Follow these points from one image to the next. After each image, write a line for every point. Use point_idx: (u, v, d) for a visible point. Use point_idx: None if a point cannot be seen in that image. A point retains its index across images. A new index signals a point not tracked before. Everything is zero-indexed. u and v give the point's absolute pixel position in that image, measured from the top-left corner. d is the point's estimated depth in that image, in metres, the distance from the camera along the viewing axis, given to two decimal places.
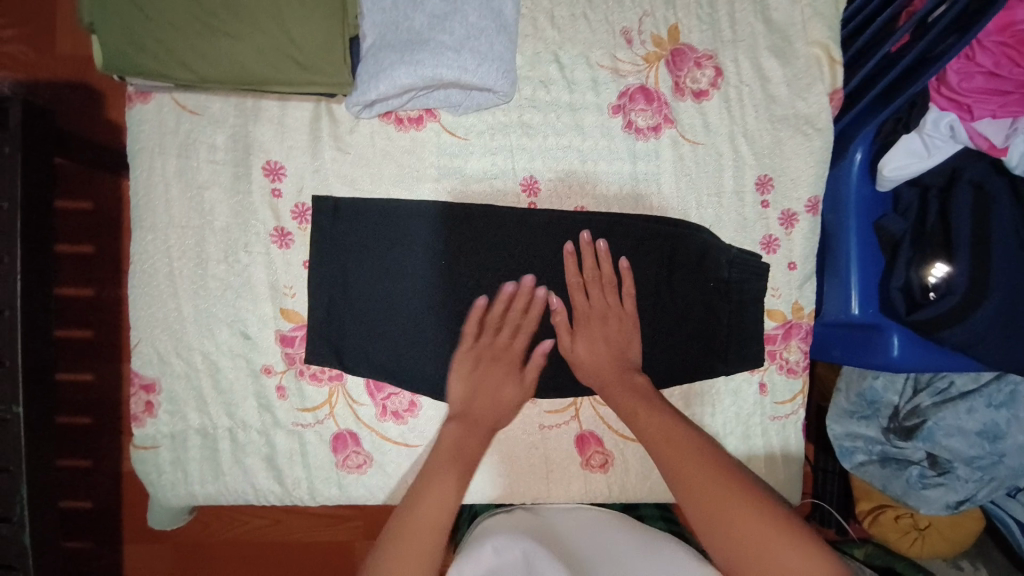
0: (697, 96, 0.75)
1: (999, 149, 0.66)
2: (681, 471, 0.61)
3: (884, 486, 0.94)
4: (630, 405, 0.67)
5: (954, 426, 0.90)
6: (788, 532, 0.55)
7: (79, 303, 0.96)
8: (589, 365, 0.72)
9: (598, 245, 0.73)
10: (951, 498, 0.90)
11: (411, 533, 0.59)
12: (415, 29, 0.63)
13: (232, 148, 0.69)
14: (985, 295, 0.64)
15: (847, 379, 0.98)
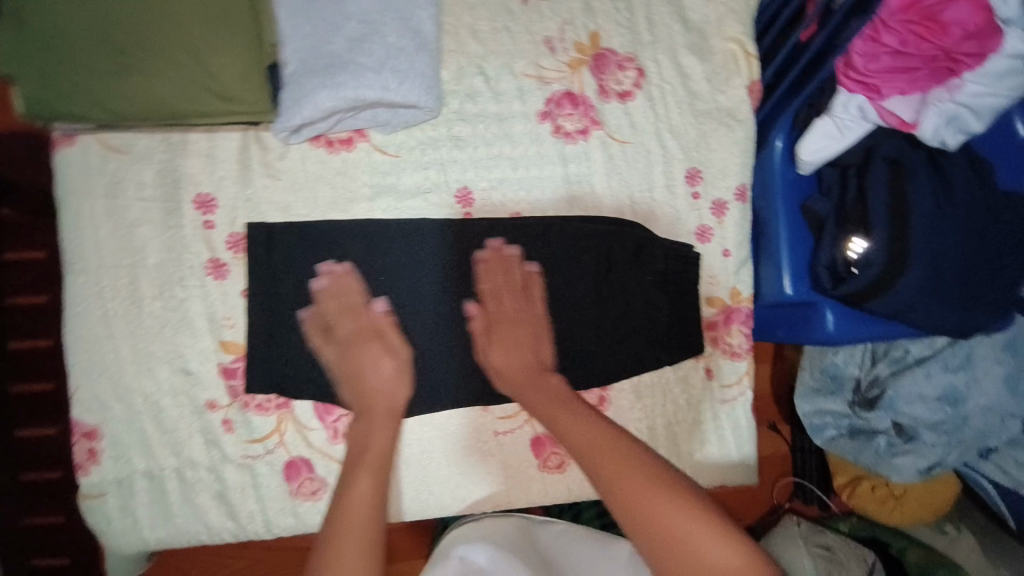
0: (621, 96, 0.77)
1: (909, 124, 0.68)
2: (606, 468, 0.58)
3: (856, 458, 1.00)
4: (549, 410, 0.65)
5: (914, 394, 0.95)
6: (717, 526, 0.53)
7: (30, 354, 0.89)
8: (505, 370, 0.70)
9: (508, 252, 0.73)
10: (921, 464, 0.95)
11: (354, 523, 0.55)
12: (335, 52, 0.63)
13: (161, 184, 0.69)
14: (904, 267, 0.67)
15: (811, 357, 1.04)
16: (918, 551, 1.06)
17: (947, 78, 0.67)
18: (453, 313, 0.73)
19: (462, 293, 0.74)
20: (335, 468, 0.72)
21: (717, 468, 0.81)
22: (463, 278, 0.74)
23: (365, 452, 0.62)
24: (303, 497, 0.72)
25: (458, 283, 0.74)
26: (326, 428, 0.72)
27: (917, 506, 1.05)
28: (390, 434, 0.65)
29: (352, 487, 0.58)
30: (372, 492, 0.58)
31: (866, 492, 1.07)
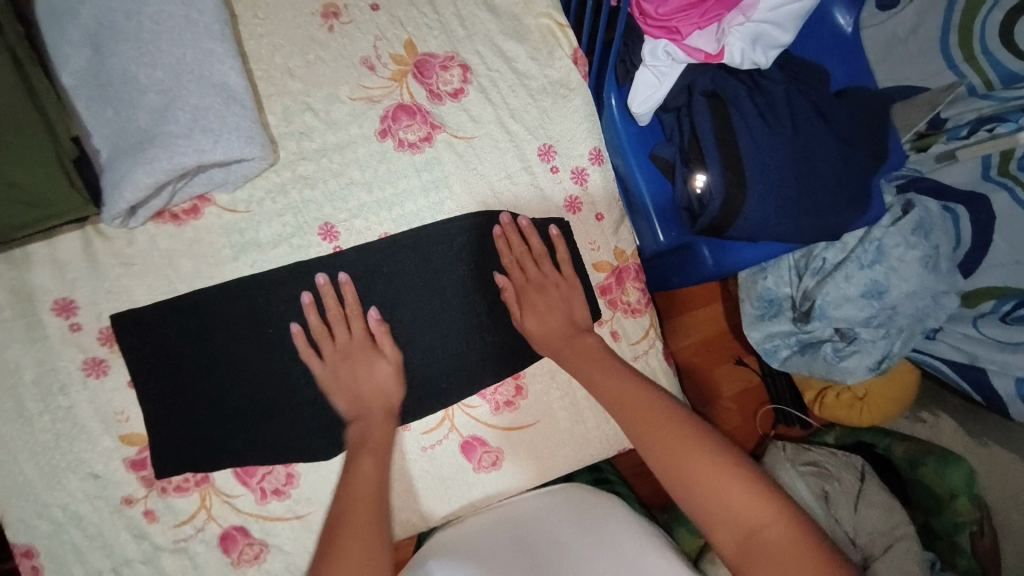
0: (454, 95, 0.78)
1: (715, 55, 0.72)
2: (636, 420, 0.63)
3: (810, 371, 1.06)
4: (583, 371, 0.71)
5: (840, 297, 0.99)
6: (717, 448, 0.58)
7: None
8: (539, 334, 0.75)
9: (520, 222, 0.77)
10: (869, 359, 1.01)
11: (357, 508, 0.63)
12: (142, 129, 0.64)
13: (15, 301, 0.67)
14: (745, 190, 0.70)
15: (746, 289, 1.12)
16: (901, 444, 1.07)
17: (738, 1, 0.70)
18: (344, 344, 0.71)
19: (343, 320, 0.72)
20: (270, 527, 0.72)
21: None
22: (333, 313, 0.72)
23: (365, 443, 0.69)
24: (247, 564, 0.71)
25: (330, 321, 0.72)
26: (253, 491, 0.72)
27: (882, 402, 1.07)
28: (389, 428, 0.70)
29: (355, 476, 0.66)
30: (375, 480, 0.66)
31: (833, 399, 1.10)
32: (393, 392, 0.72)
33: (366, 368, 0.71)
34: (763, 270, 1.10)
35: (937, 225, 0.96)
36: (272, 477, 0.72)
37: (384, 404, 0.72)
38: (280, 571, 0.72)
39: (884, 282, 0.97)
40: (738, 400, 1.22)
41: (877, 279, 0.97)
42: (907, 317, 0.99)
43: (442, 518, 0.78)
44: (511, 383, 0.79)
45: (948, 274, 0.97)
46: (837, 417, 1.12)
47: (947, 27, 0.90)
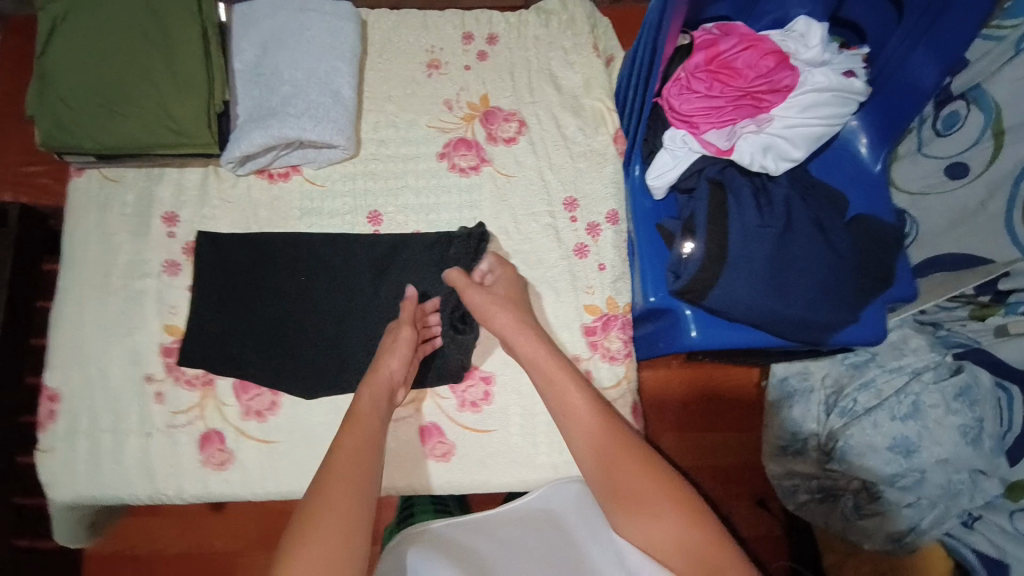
0: (507, 142, 0.96)
1: (725, 150, 0.82)
2: (650, 501, 0.63)
3: (826, 523, 1.08)
4: (569, 407, 0.72)
5: (866, 443, 1.02)
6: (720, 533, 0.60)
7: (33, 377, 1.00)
8: (527, 351, 0.77)
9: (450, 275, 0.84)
10: (892, 527, 1.00)
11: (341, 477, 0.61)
12: (271, 106, 0.86)
13: (139, 204, 0.89)
14: (723, 266, 0.77)
15: (770, 417, 1.18)
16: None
17: (755, 113, 0.82)
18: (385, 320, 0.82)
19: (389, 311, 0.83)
20: (242, 442, 0.84)
21: None
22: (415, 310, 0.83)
23: (360, 420, 0.69)
24: (211, 467, 0.83)
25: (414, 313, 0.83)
26: (240, 405, 0.84)
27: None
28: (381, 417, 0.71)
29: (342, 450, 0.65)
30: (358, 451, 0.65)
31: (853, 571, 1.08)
32: (393, 364, 0.77)
33: (388, 350, 0.78)
34: (790, 397, 1.14)
35: (983, 397, 0.94)
36: (259, 400, 0.85)
37: (390, 371, 0.77)
38: (235, 483, 0.82)
39: (915, 440, 0.98)
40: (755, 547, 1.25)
41: (908, 434, 0.99)
42: (940, 489, 0.96)
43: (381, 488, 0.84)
44: (480, 386, 0.87)
45: (992, 453, 0.93)
46: None
47: (1012, 204, 0.83)
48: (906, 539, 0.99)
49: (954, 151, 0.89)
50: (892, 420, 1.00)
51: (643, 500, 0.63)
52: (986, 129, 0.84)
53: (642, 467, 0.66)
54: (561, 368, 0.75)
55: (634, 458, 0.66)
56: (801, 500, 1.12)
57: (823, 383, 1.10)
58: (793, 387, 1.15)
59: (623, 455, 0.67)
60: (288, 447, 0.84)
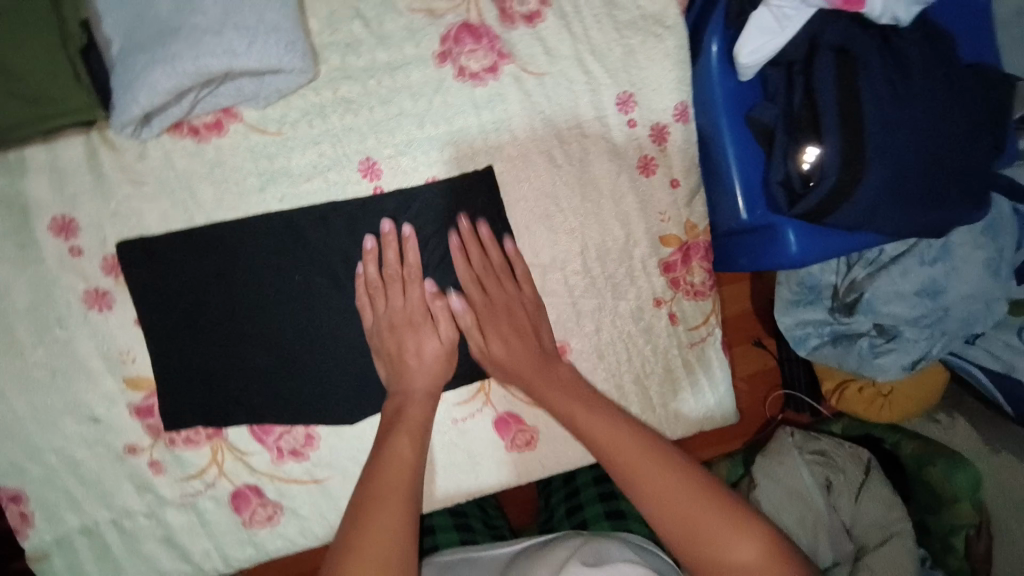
0: (528, 20, 0.66)
1: (854, 2, 0.60)
2: (633, 462, 0.55)
3: (838, 364, 0.88)
4: (561, 405, 0.61)
5: (892, 291, 0.81)
6: (721, 499, 0.52)
7: None
8: (477, 294, 0.65)
9: (478, 170, 0.66)
10: (906, 361, 0.84)
11: (388, 483, 0.53)
12: (163, 19, 0.53)
13: (6, 214, 0.58)
14: (862, 170, 0.60)
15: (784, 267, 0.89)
16: (912, 441, 0.92)
17: None
18: (396, 309, 0.63)
19: (401, 287, 0.64)
20: (286, 488, 0.66)
21: (697, 414, 0.76)
22: (392, 268, 0.64)
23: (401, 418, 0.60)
24: (258, 525, 0.66)
25: (386, 277, 0.64)
26: (268, 449, 0.65)
27: (907, 402, 0.92)
28: (431, 407, 0.62)
29: (389, 452, 0.56)
30: (411, 457, 0.56)
31: (853, 394, 0.94)
32: (430, 377, 0.63)
33: (415, 346, 0.63)
34: None
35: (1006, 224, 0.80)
36: (290, 437, 0.66)
37: (425, 386, 0.63)
38: (295, 535, 0.67)
39: (943, 281, 0.80)
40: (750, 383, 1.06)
41: (936, 277, 0.80)
42: (957, 323, 0.82)
43: (464, 493, 0.72)
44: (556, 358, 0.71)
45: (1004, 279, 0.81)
46: (852, 410, 0.95)
47: None
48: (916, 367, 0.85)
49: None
50: (920, 266, 0.80)
51: (637, 471, 0.54)
52: None
53: (642, 444, 0.56)
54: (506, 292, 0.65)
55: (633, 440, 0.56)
56: (812, 347, 0.89)
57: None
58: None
59: (613, 430, 0.57)
60: (343, 481, 0.67)
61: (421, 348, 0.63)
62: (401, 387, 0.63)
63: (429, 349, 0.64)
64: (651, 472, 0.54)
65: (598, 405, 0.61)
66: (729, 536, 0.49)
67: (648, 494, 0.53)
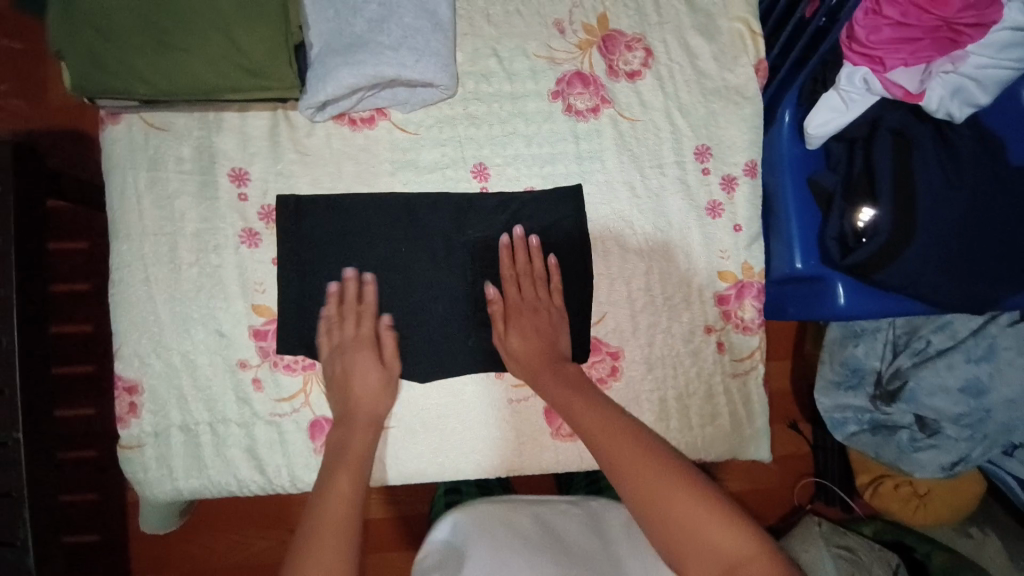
0: (630, 76, 0.80)
1: (914, 95, 0.70)
2: (624, 458, 0.63)
3: (877, 453, 1.01)
4: (562, 398, 0.70)
5: (936, 385, 0.95)
6: (702, 491, 0.59)
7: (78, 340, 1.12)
8: (521, 355, 0.74)
9: (530, 241, 0.77)
10: (944, 460, 0.97)
11: (331, 524, 0.60)
12: (356, 34, 0.68)
13: (198, 158, 0.74)
14: (909, 235, 0.70)
15: (829, 351, 1.04)
16: (942, 553, 1.10)
17: (950, 49, 0.69)
18: (349, 336, 0.73)
19: (356, 316, 0.74)
20: None
21: (730, 442, 0.82)
22: (350, 303, 0.74)
23: (343, 452, 0.68)
24: None
25: (343, 309, 0.74)
26: None
27: (942, 504, 1.10)
28: (369, 438, 0.70)
29: (328, 490, 0.63)
30: (347, 494, 0.63)
31: (889, 490, 1.12)
32: (378, 403, 0.72)
33: (376, 382, 0.73)
34: (855, 336, 1.02)
35: None
36: None
37: (370, 413, 0.72)
38: None
39: (985, 382, 0.94)
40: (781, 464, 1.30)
41: (979, 377, 0.94)
42: (998, 426, 0.95)
43: (505, 469, 0.79)
44: (608, 362, 0.79)
45: None
46: (889, 508, 1.13)
47: None
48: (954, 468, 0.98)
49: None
50: (966, 363, 0.94)
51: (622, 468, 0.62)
52: None
53: (633, 443, 0.64)
54: (536, 358, 0.73)
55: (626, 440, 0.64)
56: (851, 432, 1.02)
57: (892, 322, 1.01)
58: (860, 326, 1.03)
59: (603, 429, 0.66)
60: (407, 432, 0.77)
61: (365, 377, 0.72)
62: (347, 410, 0.71)
63: (373, 380, 0.72)
64: (636, 468, 0.62)
65: (593, 403, 0.69)
66: (711, 526, 0.57)
67: (635, 485, 0.61)
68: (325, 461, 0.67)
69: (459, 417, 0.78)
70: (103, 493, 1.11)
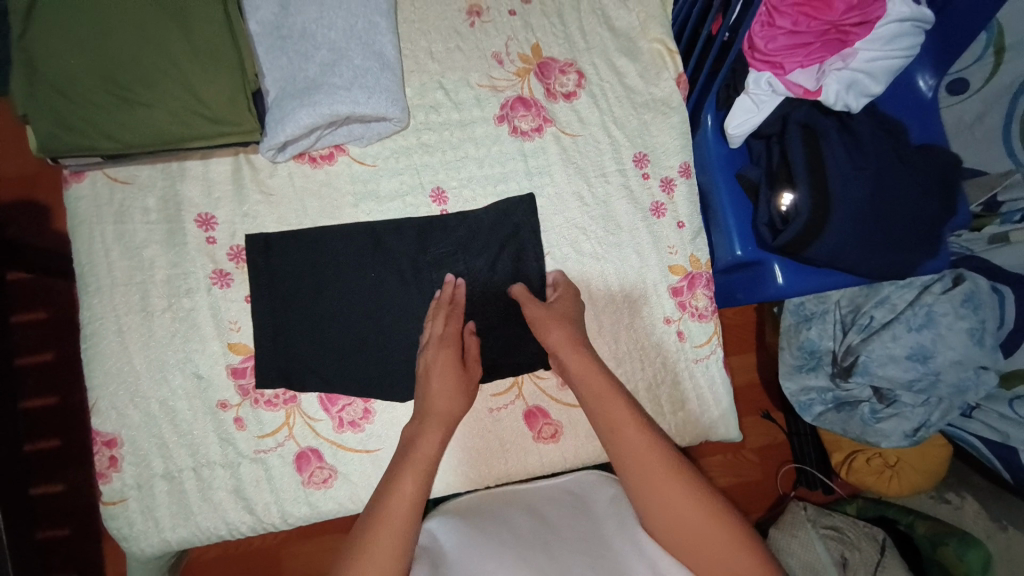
0: (567, 97, 0.87)
1: (813, 91, 0.80)
2: (668, 496, 0.61)
3: (844, 429, 1.09)
4: (611, 419, 0.66)
5: (885, 356, 1.01)
6: (746, 537, 0.59)
7: (43, 413, 1.11)
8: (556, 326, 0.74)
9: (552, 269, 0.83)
10: (906, 426, 1.04)
11: (389, 526, 0.60)
12: (310, 77, 0.73)
13: (164, 208, 0.76)
14: (828, 212, 0.78)
15: (787, 336, 1.13)
16: (924, 522, 1.16)
17: (840, 48, 0.79)
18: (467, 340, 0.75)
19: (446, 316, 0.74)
20: (343, 456, 0.77)
21: (701, 425, 0.87)
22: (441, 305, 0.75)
23: (413, 454, 0.66)
24: (315, 486, 0.76)
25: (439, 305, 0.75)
26: (331, 419, 0.77)
27: (914, 474, 1.16)
28: (436, 442, 0.68)
29: (395, 489, 0.63)
30: (411, 494, 0.62)
31: (863, 464, 1.19)
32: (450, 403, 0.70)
33: (443, 391, 0.70)
34: (806, 320, 1.11)
35: (985, 299, 0.98)
36: (351, 409, 0.78)
37: (444, 411, 0.70)
38: (345, 498, 0.77)
39: (930, 347, 0.99)
40: (761, 455, 1.37)
41: (923, 343, 1.00)
42: (950, 389, 1.01)
43: (494, 477, 0.82)
44: None
45: (992, 349, 0.99)
46: (864, 482, 1.20)
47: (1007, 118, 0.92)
48: (917, 435, 1.05)
49: (953, 67, 0.97)
50: (909, 332, 1.00)
51: (668, 507, 0.60)
52: (987, 47, 0.91)
53: (680, 480, 0.62)
54: (587, 360, 0.71)
55: (674, 473, 0.62)
56: (817, 412, 1.11)
57: (839, 303, 1.09)
58: (810, 311, 1.11)
59: (651, 455, 0.63)
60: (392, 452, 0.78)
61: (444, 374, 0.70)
62: (427, 408, 0.69)
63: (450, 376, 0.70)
64: (684, 511, 0.60)
65: (642, 427, 0.66)
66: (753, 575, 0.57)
67: (682, 527, 0.60)
68: (392, 468, 0.66)
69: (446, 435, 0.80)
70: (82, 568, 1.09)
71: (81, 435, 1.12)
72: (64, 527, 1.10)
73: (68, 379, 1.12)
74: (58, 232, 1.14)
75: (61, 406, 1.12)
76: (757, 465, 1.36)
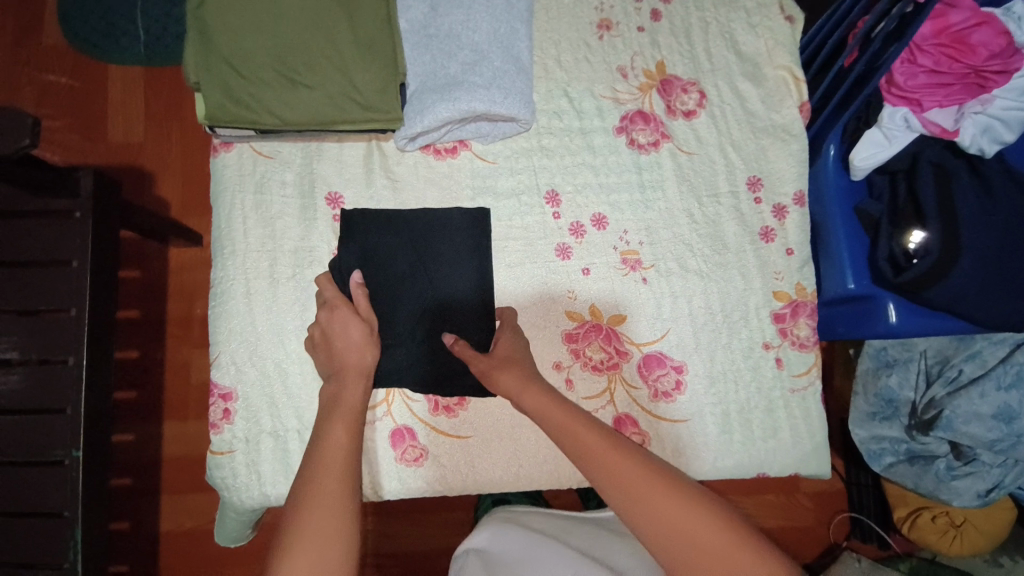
0: (686, 115, 0.88)
1: (951, 131, 0.79)
2: (632, 488, 0.61)
3: (916, 484, 1.05)
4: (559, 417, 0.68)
5: (971, 413, 0.96)
6: (721, 520, 0.58)
7: (130, 366, 1.18)
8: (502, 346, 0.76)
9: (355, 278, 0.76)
10: (981, 487, 1.01)
11: (327, 518, 0.57)
12: (451, 75, 0.76)
13: (300, 183, 0.81)
14: (956, 257, 0.76)
15: (864, 381, 1.09)
16: None
17: (978, 92, 0.78)
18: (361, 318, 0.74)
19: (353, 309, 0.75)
20: (437, 438, 0.80)
21: (791, 455, 0.85)
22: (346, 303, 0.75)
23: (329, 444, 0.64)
24: (407, 463, 0.79)
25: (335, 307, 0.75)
26: (427, 401, 0.80)
27: (976, 535, 1.13)
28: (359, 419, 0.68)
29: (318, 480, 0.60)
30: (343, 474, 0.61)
31: (927, 523, 1.15)
32: (356, 399, 0.69)
33: (354, 380, 0.71)
34: (888, 366, 1.07)
35: None
36: (447, 395, 0.80)
37: (358, 396, 0.70)
38: (434, 479, 0.79)
39: (1016, 408, 0.95)
40: (816, 500, 1.32)
41: (1010, 403, 0.95)
42: None
43: (576, 481, 0.82)
44: (673, 376, 0.84)
45: None
46: (926, 540, 1.16)
47: None
48: (989, 496, 1.01)
49: None
50: (998, 390, 0.96)
51: (635, 499, 0.60)
52: None
53: (637, 465, 0.63)
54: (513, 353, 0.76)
55: (631, 463, 0.63)
56: (887, 463, 1.07)
57: (925, 351, 1.05)
58: (892, 357, 1.07)
59: (608, 451, 0.64)
60: (482, 441, 0.80)
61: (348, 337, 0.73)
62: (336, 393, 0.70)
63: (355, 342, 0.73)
64: (655, 499, 0.60)
65: (593, 427, 0.67)
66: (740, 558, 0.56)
67: (658, 518, 0.59)
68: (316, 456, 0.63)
69: (533, 428, 0.81)
70: (139, 519, 1.14)
71: (156, 390, 1.18)
72: (126, 478, 1.16)
73: (152, 338, 1.18)
74: (159, 195, 1.21)
75: (141, 362, 1.18)
76: (811, 511, 1.32)
